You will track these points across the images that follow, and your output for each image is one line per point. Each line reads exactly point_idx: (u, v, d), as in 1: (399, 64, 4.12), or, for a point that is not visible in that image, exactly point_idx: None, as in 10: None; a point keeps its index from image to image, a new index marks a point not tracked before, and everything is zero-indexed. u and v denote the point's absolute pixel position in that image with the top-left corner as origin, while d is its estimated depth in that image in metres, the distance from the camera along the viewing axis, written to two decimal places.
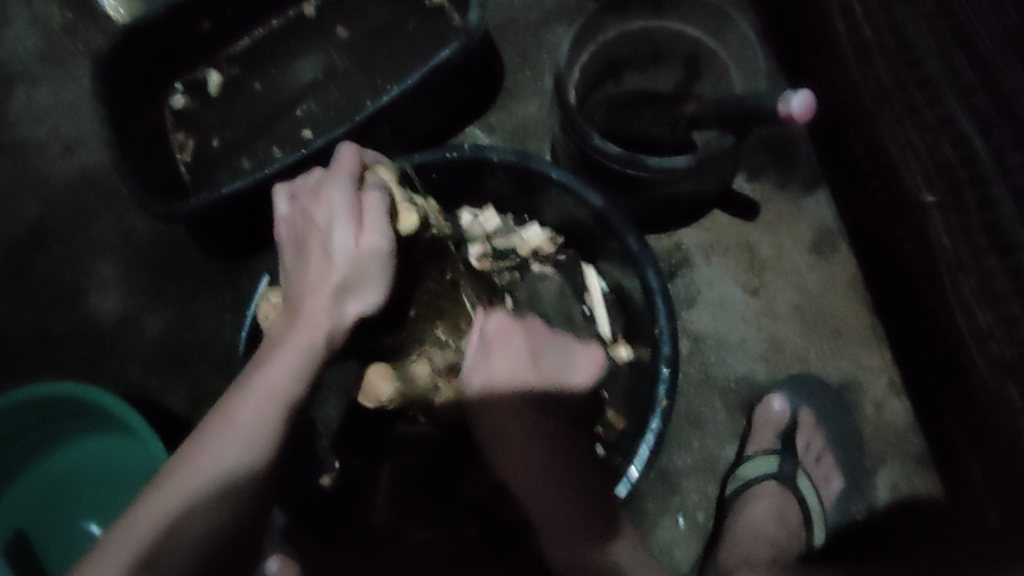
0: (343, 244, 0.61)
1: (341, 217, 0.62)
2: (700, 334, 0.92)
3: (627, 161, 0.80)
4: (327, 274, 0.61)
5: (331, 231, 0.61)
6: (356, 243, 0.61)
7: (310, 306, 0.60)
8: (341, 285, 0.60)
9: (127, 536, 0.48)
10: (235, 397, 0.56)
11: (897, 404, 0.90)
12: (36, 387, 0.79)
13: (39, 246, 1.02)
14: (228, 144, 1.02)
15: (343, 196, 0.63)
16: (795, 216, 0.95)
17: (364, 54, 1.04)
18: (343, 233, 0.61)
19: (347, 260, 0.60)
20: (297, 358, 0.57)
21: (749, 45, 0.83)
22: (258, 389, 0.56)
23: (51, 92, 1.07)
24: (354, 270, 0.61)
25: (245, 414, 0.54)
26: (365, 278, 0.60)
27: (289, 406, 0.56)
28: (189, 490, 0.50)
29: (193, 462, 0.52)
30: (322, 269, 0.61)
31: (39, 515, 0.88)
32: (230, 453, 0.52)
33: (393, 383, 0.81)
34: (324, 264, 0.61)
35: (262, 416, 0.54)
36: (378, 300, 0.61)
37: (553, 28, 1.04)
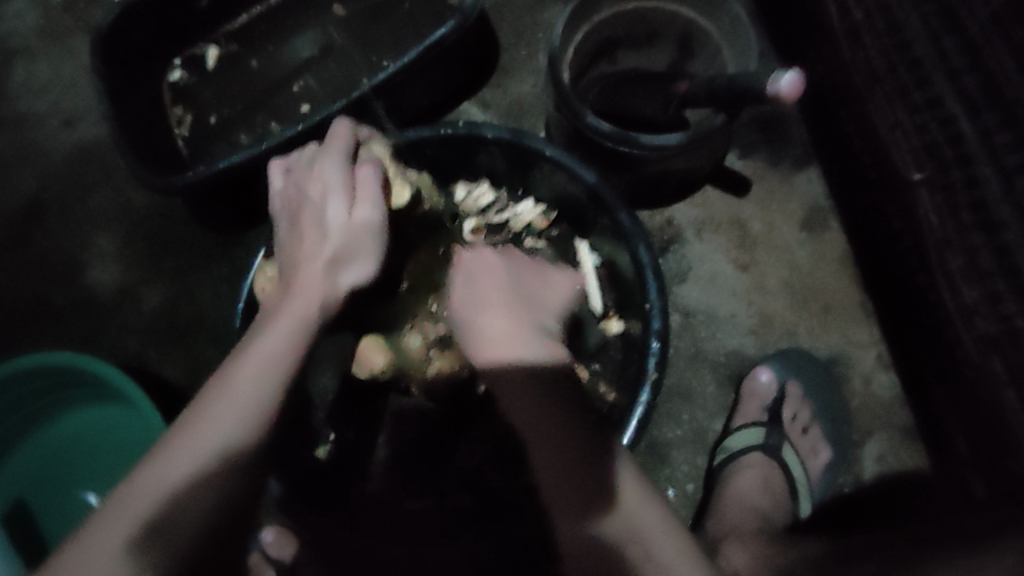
0: (338, 217, 0.63)
1: (334, 189, 0.64)
2: (691, 309, 0.93)
3: (619, 139, 0.81)
4: (322, 244, 0.61)
5: (325, 203, 0.63)
6: (350, 215, 0.63)
7: (303, 275, 0.60)
8: (336, 258, 0.61)
9: (127, 503, 0.49)
10: (231, 366, 0.56)
11: (885, 378, 0.91)
12: (37, 356, 0.80)
13: (38, 219, 1.02)
14: (225, 120, 1.03)
15: (337, 171, 0.65)
16: (786, 193, 0.95)
17: (361, 32, 1.05)
18: (337, 205, 0.63)
19: (344, 233, 0.62)
20: (292, 326, 0.57)
21: (740, 26, 0.83)
22: (253, 356, 0.55)
23: (51, 67, 1.07)
24: (350, 241, 0.62)
25: (240, 378, 0.54)
26: (360, 249, 0.62)
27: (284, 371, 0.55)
28: (190, 454, 0.51)
29: (193, 427, 0.52)
30: (317, 240, 0.62)
31: (39, 484, 0.89)
32: (228, 419, 0.52)
33: (385, 358, 0.81)
34: (319, 237, 0.62)
35: (257, 382, 0.54)
36: (371, 269, 0.63)
37: (549, 7, 1.05)
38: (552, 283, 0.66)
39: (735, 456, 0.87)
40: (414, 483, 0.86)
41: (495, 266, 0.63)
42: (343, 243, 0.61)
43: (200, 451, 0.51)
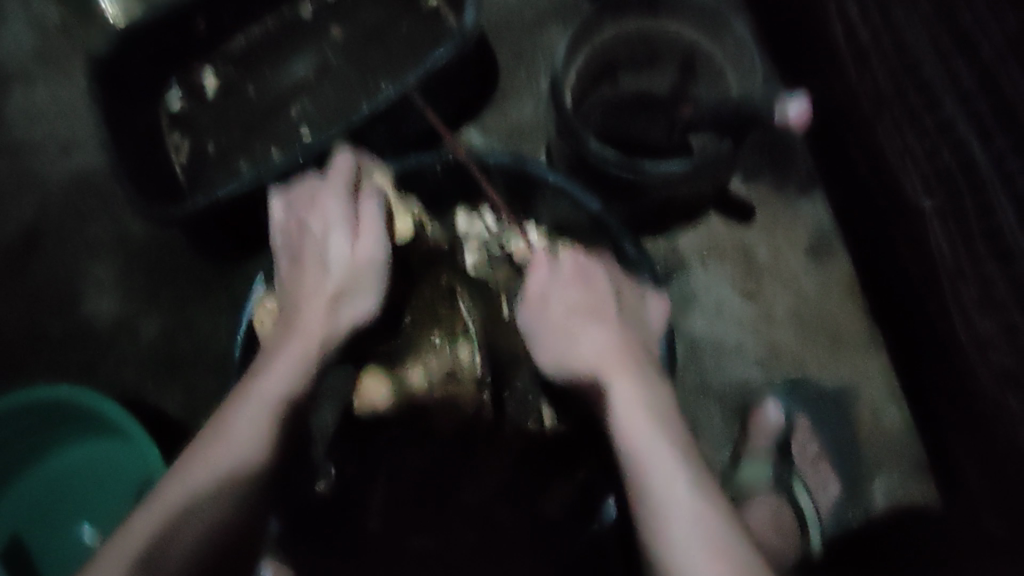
0: (341, 252, 0.64)
1: (338, 224, 0.65)
2: (696, 337, 0.91)
3: (622, 166, 0.80)
4: (324, 281, 0.63)
5: (328, 239, 0.64)
6: (352, 250, 0.64)
7: (304, 314, 0.61)
8: (338, 295, 0.62)
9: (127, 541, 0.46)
10: (232, 407, 0.55)
11: (894, 409, 0.90)
12: (42, 392, 0.79)
13: (34, 247, 1.01)
14: (223, 148, 1.01)
15: (339, 206, 0.66)
16: (792, 219, 0.94)
17: (359, 57, 1.03)
18: (340, 241, 0.64)
19: (345, 268, 0.63)
20: (293, 364, 0.58)
21: (746, 48, 0.83)
22: (254, 395, 0.55)
23: (48, 93, 1.07)
24: (353, 278, 0.63)
25: (243, 417, 0.54)
26: (362, 287, 0.63)
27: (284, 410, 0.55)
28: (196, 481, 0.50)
29: (200, 457, 0.52)
30: (319, 277, 0.63)
31: (32, 521, 0.88)
32: (237, 445, 0.52)
33: (387, 395, 0.77)
34: (321, 272, 0.63)
35: (258, 421, 0.54)
36: (371, 308, 0.64)
37: (550, 29, 1.04)
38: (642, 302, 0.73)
39: (746, 489, 0.85)
40: (420, 520, 0.84)
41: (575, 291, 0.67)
42: (345, 278, 0.63)
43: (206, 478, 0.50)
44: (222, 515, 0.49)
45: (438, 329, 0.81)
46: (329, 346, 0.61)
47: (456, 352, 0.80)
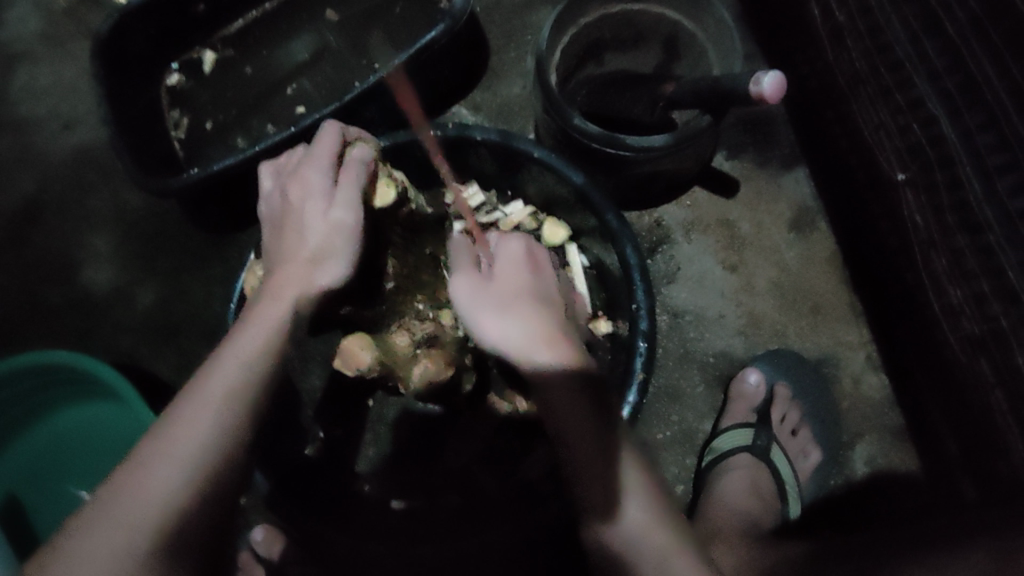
0: (315, 219, 0.60)
1: (314, 192, 0.61)
2: (680, 309, 0.93)
3: (605, 141, 0.81)
4: (301, 247, 0.60)
5: (305, 207, 0.61)
6: (327, 216, 0.60)
7: (280, 279, 0.59)
8: (312, 260, 0.60)
9: (113, 510, 0.44)
10: (206, 370, 0.53)
11: (875, 378, 0.91)
12: (35, 354, 0.81)
13: (36, 219, 1.04)
14: (220, 126, 1.04)
15: (317, 174, 0.62)
16: (774, 194, 0.95)
17: (353, 37, 1.06)
18: (315, 208, 0.60)
19: (321, 234, 0.60)
20: (267, 329, 0.56)
21: (725, 30, 0.83)
22: (229, 360, 0.54)
23: (51, 71, 1.10)
24: (328, 244, 0.60)
25: (217, 381, 0.52)
26: (336, 251, 0.60)
27: (260, 372, 0.54)
28: (170, 455, 0.47)
29: (171, 428, 0.49)
30: (296, 243, 0.60)
31: (30, 480, 0.90)
32: (208, 414, 0.50)
33: (373, 353, 0.71)
34: (297, 239, 0.61)
35: (234, 384, 0.52)
36: (347, 274, 0.61)
37: (539, 12, 1.06)
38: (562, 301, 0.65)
39: (725, 455, 0.86)
40: (408, 480, 0.87)
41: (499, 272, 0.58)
42: (320, 244, 0.60)
43: (179, 452, 0.47)
44: (201, 491, 0.47)
45: (422, 296, 0.78)
46: (302, 315, 0.59)
47: (439, 317, 0.79)
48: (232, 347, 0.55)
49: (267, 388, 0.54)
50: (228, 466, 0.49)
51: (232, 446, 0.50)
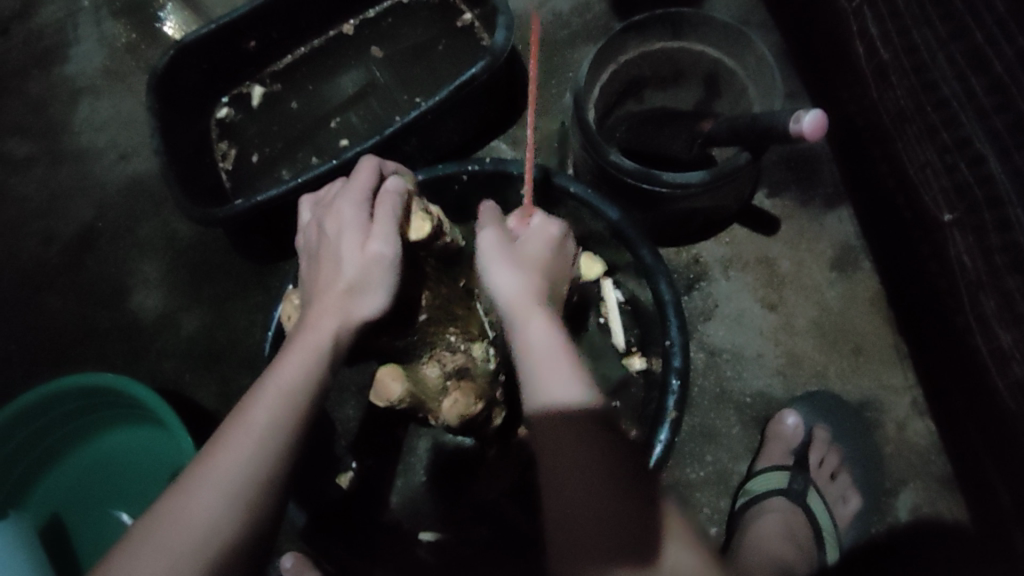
0: (351, 251, 0.61)
1: (349, 225, 0.62)
2: (717, 347, 0.91)
3: (642, 177, 0.81)
4: (336, 278, 0.61)
5: (340, 239, 0.62)
6: (362, 248, 0.61)
7: (317, 310, 0.60)
8: (348, 291, 0.60)
9: (161, 541, 0.46)
10: (249, 398, 0.54)
11: (921, 425, 0.87)
12: (80, 376, 0.84)
13: (91, 246, 1.08)
14: (267, 159, 1.06)
15: (352, 207, 0.63)
16: (815, 232, 0.94)
17: (398, 72, 1.09)
18: (350, 240, 0.61)
19: (356, 265, 0.60)
20: (307, 357, 0.56)
21: (766, 65, 0.81)
22: (270, 388, 0.55)
23: (111, 105, 1.15)
24: (364, 275, 0.60)
25: (259, 410, 0.53)
26: (372, 282, 0.60)
27: (299, 402, 0.54)
28: (211, 485, 0.49)
29: (213, 457, 0.50)
30: (331, 274, 0.61)
31: (74, 501, 0.93)
32: (248, 444, 0.51)
33: (404, 385, 0.71)
34: (333, 270, 0.61)
35: (274, 414, 0.53)
36: (383, 304, 0.61)
37: (579, 48, 1.07)
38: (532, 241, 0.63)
39: (760, 498, 0.83)
40: (437, 513, 0.86)
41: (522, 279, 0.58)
42: (356, 276, 0.60)
43: (221, 481, 0.49)
44: (235, 525, 0.48)
45: (455, 328, 0.76)
46: (340, 345, 0.59)
47: (470, 349, 0.76)
48: (273, 375, 0.56)
49: (305, 418, 0.54)
50: (266, 496, 0.50)
51: (269, 476, 0.51)
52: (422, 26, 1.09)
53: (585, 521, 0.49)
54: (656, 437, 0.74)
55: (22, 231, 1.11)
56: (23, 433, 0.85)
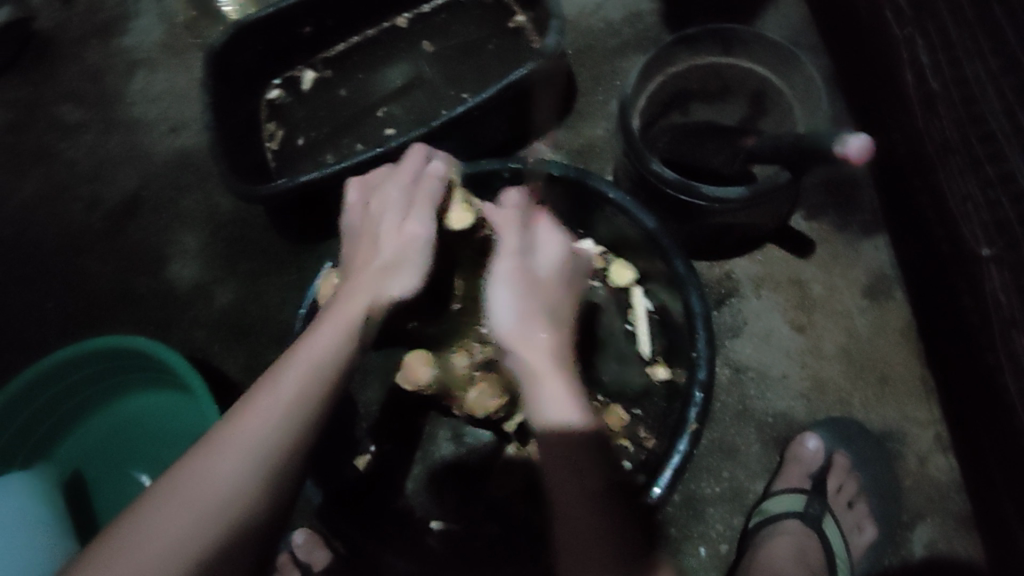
0: (389, 233, 0.62)
1: (391, 208, 0.64)
2: (741, 364, 0.91)
3: (682, 188, 0.81)
4: (374, 257, 0.62)
5: (381, 221, 0.63)
6: (402, 230, 0.62)
7: (352, 286, 0.60)
8: (383, 269, 0.61)
9: (181, 500, 0.46)
10: (278, 368, 0.54)
11: (943, 460, 0.87)
12: (109, 340, 0.85)
13: (133, 213, 1.11)
14: (312, 143, 1.08)
15: (397, 192, 0.65)
16: (851, 258, 0.94)
17: (447, 67, 1.10)
18: (390, 222, 0.63)
19: (393, 246, 0.62)
20: (337, 331, 0.56)
21: (813, 87, 0.82)
22: (299, 360, 0.54)
23: (167, 79, 1.18)
24: (400, 256, 0.61)
25: (287, 382, 0.53)
26: (407, 263, 0.61)
27: (327, 378, 0.54)
28: (239, 444, 0.49)
29: (239, 424, 0.50)
30: (369, 253, 0.62)
31: (96, 459, 0.95)
32: (274, 416, 0.51)
33: (432, 371, 0.74)
34: (372, 249, 0.62)
35: (301, 387, 0.52)
36: (415, 288, 0.62)
37: (628, 58, 1.08)
38: (543, 252, 0.63)
39: (775, 519, 0.83)
40: (449, 502, 0.86)
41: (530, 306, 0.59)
42: (392, 255, 0.61)
43: (243, 448, 0.49)
44: (258, 485, 0.48)
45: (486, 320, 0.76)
46: (375, 317, 0.59)
47: None
48: (303, 345, 0.56)
49: (331, 393, 0.53)
50: (284, 468, 0.49)
51: (290, 448, 0.50)
52: (474, 24, 1.11)
53: (588, 541, 0.51)
54: (674, 450, 0.74)
55: (68, 194, 1.13)
56: (50, 391, 0.87)
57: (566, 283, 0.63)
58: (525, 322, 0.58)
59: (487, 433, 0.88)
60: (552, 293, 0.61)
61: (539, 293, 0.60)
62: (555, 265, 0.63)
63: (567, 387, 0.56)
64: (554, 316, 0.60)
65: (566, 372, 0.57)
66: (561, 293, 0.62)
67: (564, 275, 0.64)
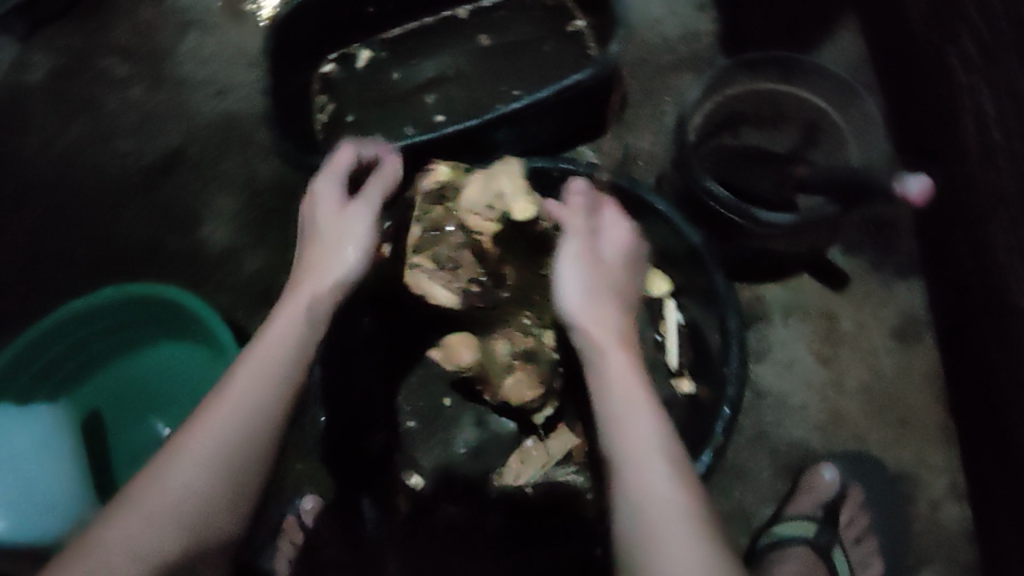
0: (325, 226, 0.66)
1: (323, 204, 0.68)
2: (763, 389, 0.92)
3: (732, 207, 0.81)
4: (313, 249, 0.66)
5: (317, 217, 0.67)
6: (336, 222, 0.66)
7: (298, 277, 0.65)
8: (323, 258, 0.65)
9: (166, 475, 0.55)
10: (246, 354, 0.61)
11: (955, 509, 0.88)
12: (124, 288, 0.86)
13: (172, 170, 1.11)
14: (360, 121, 1.09)
15: (328, 188, 0.69)
16: (883, 298, 0.94)
17: (502, 63, 1.11)
18: (325, 218, 0.67)
19: (329, 237, 0.66)
20: (289, 318, 0.62)
21: (872, 123, 0.86)
22: (263, 346, 0.61)
23: (218, 40, 1.18)
24: (337, 244, 0.65)
25: (251, 365, 0.60)
26: (346, 249, 0.65)
27: (283, 359, 0.60)
28: (204, 438, 0.56)
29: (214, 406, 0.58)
30: (310, 248, 0.67)
31: (113, 403, 0.94)
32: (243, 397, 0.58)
33: (474, 354, 0.77)
34: (312, 243, 0.67)
35: (263, 369, 0.59)
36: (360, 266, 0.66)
37: (682, 75, 1.09)
38: (610, 235, 0.66)
39: (781, 543, 0.85)
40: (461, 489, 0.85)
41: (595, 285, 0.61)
42: (329, 245, 0.65)
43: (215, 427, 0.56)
44: (228, 455, 0.56)
45: (530, 311, 0.77)
46: (320, 306, 0.63)
47: (541, 336, 0.77)
48: (262, 340, 0.62)
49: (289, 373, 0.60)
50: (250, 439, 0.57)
51: (253, 421, 0.57)
52: (532, 24, 1.12)
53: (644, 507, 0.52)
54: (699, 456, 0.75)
55: (112, 145, 1.13)
56: (68, 338, 0.87)
57: (629, 265, 0.65)
58: (589, 301, 0.60)
59: (510, 421, 0.86)
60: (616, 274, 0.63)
61: (604, 273, 0.62)
62: (621, 247, 0.65)
63: (626, 364, 0.57)
64: (618, 294, 0.62)
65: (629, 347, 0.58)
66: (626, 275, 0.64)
67: (629, 258, 0.66)
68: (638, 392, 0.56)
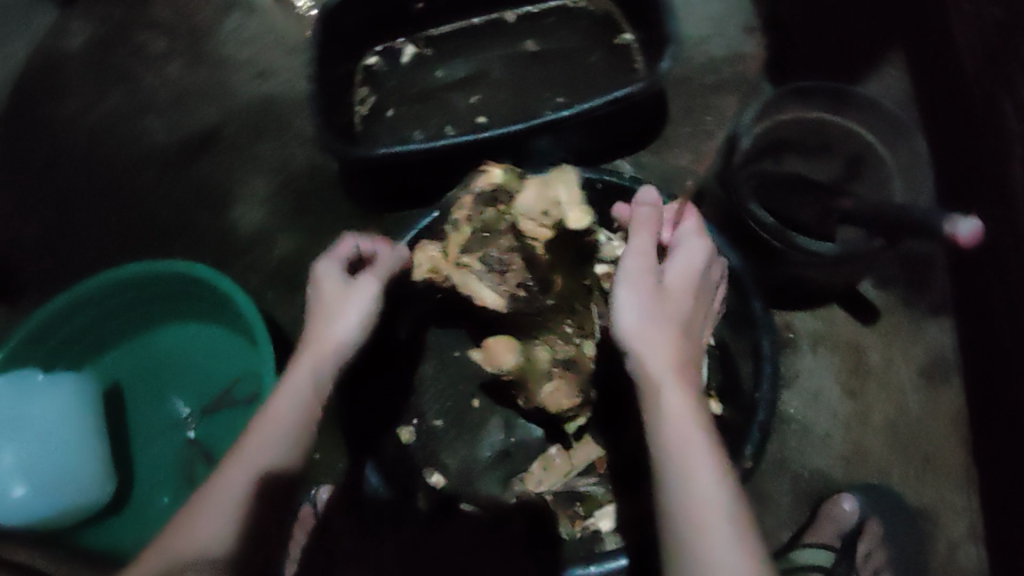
0: (328, 302, 0.69)
1: (327, 283, 0.70)
2: (789, 416, 0.92)
3: (775, 233, 0.83)
4: (317, 322, 0.68)
5: (320, 295, 0.69)
6: (339, 297, 0.69)
7: (301, 349, 0.67)
8: (327, 330, 0.67)
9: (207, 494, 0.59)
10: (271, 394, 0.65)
11: (972, 551, 0.88)
12: (148, 266, 0.84)
13: (205, 148, 1.10)
14: (400, 117, 1.09)
15: (331, 268, 0.71)
16: (914, 336, 0.94)
17: (547, 69, 1.10)
18: (328, 294, 0.69)
19: (333, 311, 0.68)
20: (304, 368, 0.65)
21: (920, 160, 0.87)
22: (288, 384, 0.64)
23: (259, 20, 1.16)
24: (340, 314, 0.68)
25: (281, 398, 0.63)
26: (349, 320, 0.68)
27: (308, 395, 0.64)
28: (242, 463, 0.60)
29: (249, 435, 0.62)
30: (313, 323, 0.69)
31: (136, 375, 0.93)
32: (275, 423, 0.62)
33: (514, 358, 0.75)
34: (316, 318, 0.69)
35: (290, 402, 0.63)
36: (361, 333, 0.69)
37: (726, 97, 1.09)
38: (675, 263, 0.66)
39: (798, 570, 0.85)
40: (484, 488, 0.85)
41: (654, 312, 0.61)
42: (333, 316, 0.68)
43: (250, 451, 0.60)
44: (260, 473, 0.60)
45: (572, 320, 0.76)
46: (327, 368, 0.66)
47: (582, 346, 0.77)
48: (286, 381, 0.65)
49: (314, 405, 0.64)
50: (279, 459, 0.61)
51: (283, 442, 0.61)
52: (579, 32, 1.11)
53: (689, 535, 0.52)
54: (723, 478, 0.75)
55: (148, 118, 1.12)
56: (94, 308, 0.86)
57: (693, 294, 0.65)
58: (647, 326, 0.60)
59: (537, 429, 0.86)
60: (679, 303, 0.63)
61: (665, 301, 0.62)
62: (686, 276, 0.65)
63: (681, 395, 0.58)
64: (678, 323, 0.62)
65: (684, 378, 0.59)
66: (689, 305, 0.64)
67: (694, 287, 0.65)
68: (689, 422, 0.56)
